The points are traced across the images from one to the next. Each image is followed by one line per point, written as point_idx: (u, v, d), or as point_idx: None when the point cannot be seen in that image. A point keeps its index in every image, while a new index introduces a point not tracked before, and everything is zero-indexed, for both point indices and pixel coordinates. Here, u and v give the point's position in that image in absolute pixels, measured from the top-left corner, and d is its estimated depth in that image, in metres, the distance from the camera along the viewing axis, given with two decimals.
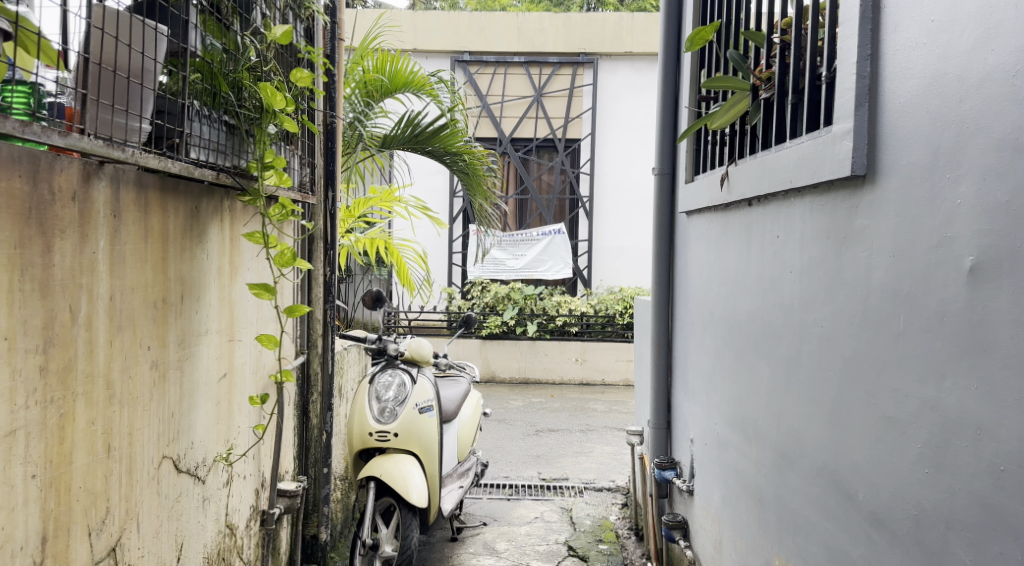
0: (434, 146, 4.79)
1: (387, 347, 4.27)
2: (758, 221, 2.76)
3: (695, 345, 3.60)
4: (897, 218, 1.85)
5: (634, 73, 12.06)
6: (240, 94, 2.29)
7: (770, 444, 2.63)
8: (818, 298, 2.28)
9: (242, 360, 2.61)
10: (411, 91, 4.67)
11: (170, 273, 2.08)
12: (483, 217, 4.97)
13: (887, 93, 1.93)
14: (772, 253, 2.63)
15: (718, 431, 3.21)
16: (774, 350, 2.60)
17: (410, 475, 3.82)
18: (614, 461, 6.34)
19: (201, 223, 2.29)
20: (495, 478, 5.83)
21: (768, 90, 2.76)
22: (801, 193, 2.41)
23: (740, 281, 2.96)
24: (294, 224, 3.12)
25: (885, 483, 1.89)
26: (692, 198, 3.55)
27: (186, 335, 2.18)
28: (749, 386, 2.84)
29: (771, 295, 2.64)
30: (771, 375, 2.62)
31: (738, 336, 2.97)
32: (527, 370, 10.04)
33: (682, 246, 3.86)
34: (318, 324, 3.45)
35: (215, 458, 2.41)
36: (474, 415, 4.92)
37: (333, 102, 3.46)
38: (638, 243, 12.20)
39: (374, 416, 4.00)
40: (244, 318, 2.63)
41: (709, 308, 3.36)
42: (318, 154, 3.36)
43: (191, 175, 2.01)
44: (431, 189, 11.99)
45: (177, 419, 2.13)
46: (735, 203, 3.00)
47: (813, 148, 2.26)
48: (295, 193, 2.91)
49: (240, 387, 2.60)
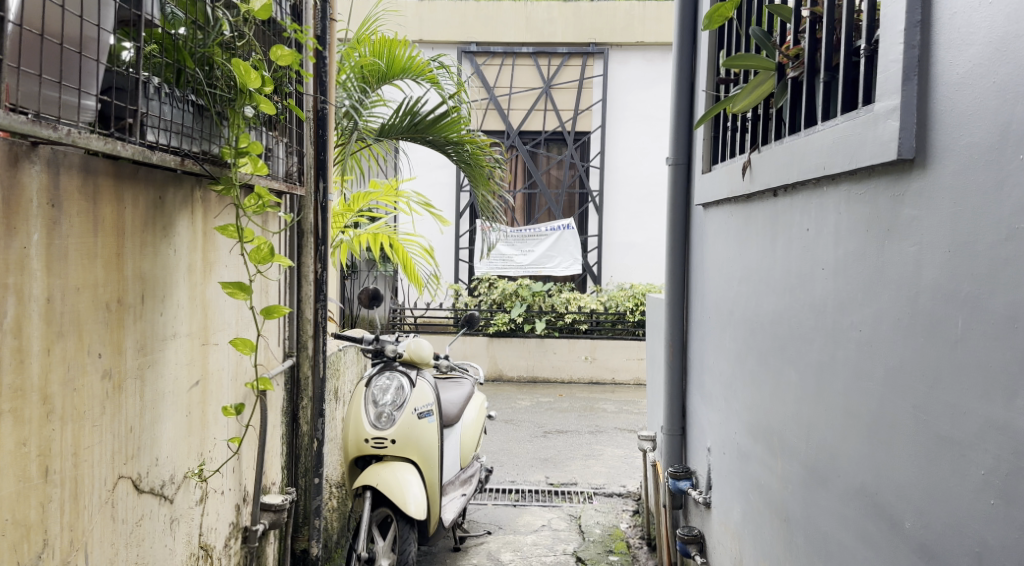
0: (435, 136, 4.53)
1: (384, 349, 3.99)
2: (785, 213, 2.52)
3: (712, 347, 3.35)
4: (955, 207, 1.60)
5: (646, 64, 11.79)
6: (210, 72, 2.07)
7: (798, 459, 2.39)
8: (856, 298, 2.03)
9: (217, 366, 2.39)
10: (410, 76, 4.45)
11: (128, 270, 1.86)
12: (487, 212, 4.67)
13: (942, 64, 1.67)
14: (801, 249, 2.38)
15: (738, 442, 2.97)
16: (803, 355, 2.35)
17: (408, 484, 3.60)
18: (625, 465, 6.10)
19: (167, 215, 2.06)
20: (501, 483, 5.60)
21: (796, 69, 2.51)
22: (835, 181, 2.16)
23: (763, 278, 2.71)
24: (278, 218, 2.91)
25: (938, 513, 1.64)
26: (710, 189, 3.30)
27: (147, 339, 1.96)
28: (774, 395, 2.60)
29: (800, 295, 2.39)
30: (800, 383, 2.38)
31: (761, 339, 2.73)
32: (535, 368, 9.82)
33: (698, 241, 3.61)
34: (308, 324, 3.22)
35: (185, 474, 2.19)
36: (478, 418, 4.69)
37: (324, 87, 3.22)
38: (649, 238, 11.93)
39: (371, 421, 3.77)
40: (219, 321, 2.41)
41: (728, 308, 3.12)
42: (308, 143, 3.14)
43: (149, 161, 1.77)
44: (436, 184, 11.76)
45: (137, 434, 1.91)
46: (758, 193, 2.76)
47: (851, 131, 2.00)
48: (278, 182, 2.70)
49: (215, 395, 2.38)
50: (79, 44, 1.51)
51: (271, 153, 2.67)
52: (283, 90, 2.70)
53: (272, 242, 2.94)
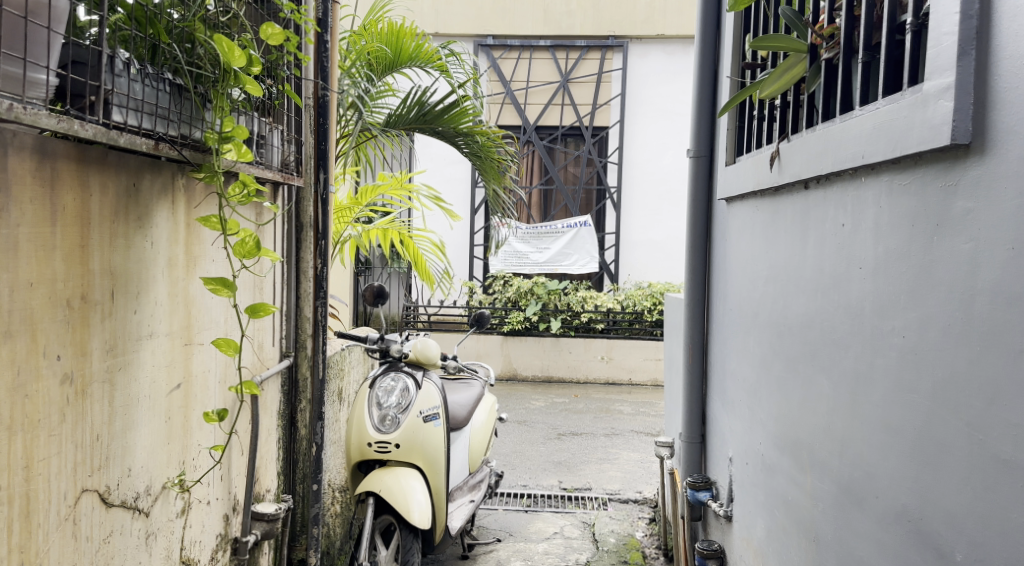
0: (444, 126, 4.34)
1: (390, 348, 3.79)
2: (818, 207, 2.31)
3: (735, 350, 3.15)
4: (1019, 198, 1.39)
5: (666, 58, 11.53)
6: (192, 50, 1.92)
7: (830, 475, 2.19)
8: (898, 301, 1.82)
9: (201, 367, 2.24)
10: (418, 64, 4.25)
11: (94, 265, 1.69)
12: (498, 207, 4.54)
13: (1006, 35, 1.44)
14: (835, 246, 2.18)
15: (763, 453, 2.76)
16: (836, 363, 2.15)
17: (412, 491, 3.43)
18: (641, 470, 5.89)
19: (143, 204, 1.91)
20: (513, 487, 5.43)
21: (830, 50, 2.30)
22: (875, 171, 1.94)
23: (792, 277, 2.50)
24: (268, 209, 2.75)
25: (995, 546, 1.43)
26: (734, 182, 3.10)
27: (117, 339, 1.79)
28: (802, 404, 2.40)
29: (834, 297, 2.18)
30: (831, 393, 2.18)
31: (789, 344, 2.52)
32: (550, 368, 9.64)
33: (720, 238, 3.41)
34: (307, 322, 3.06)
35: (163, 484, 2.03)
36: (488, 421, 4.51)
37: (326, 72, 3.04)
38: (668, 236, 11.68)
39: (374, 424, 3.59)
40: (205, 319, 2.26)
41: (752, 309, 2.91)
42: (307, 131, 2.98)
43: (115, 144, 1.62)
44: (451, 180, 11.60)
45: (105, 443, 1.75)
46: (787, 186, 2.55)
47: (893, 114, 1.80)
48: (270, 172, 2.54)
49: (199, 397, 2.23)
50: (24, 9, 1.36)
51: (263, 140, 2.51)
52: (277, 73, 2.53)
53: (266, 235, 2.78)
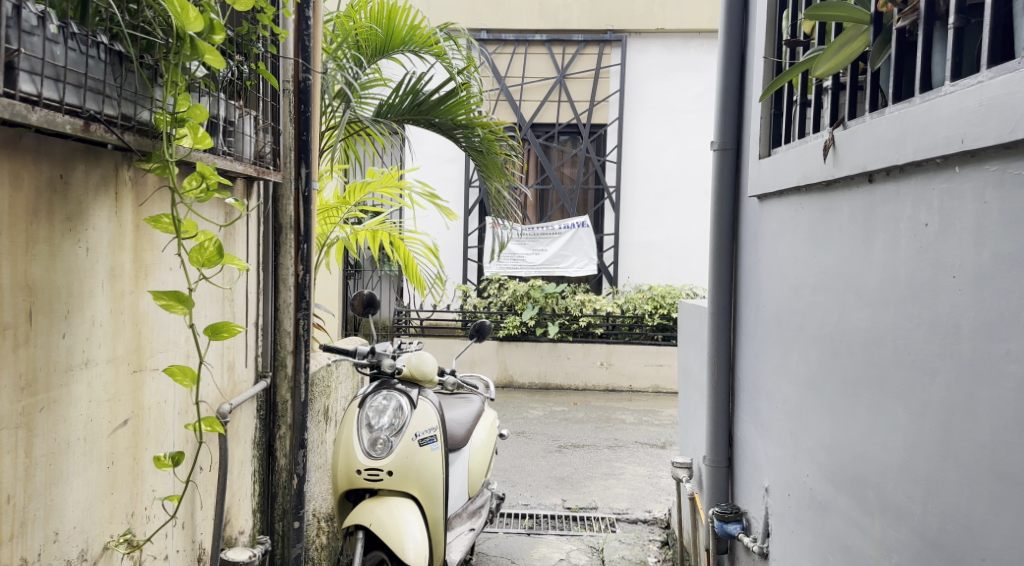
0: (440, 118, 3.96)
1: (381, 363, 3.35)
2: (890, 204, 1.95)
3: (770, 367, 2.80)
4: None
5: (666, 53, 11.20)
6: (137, 12, 1.55)
7: (908, 524, 1.84)
8: (1012, 319, 1.46)
9: (154, 398, 1.86)
10: (412, 49, 3.84)
11: (3, 278, 1.32)
12: (500, 207, 4.17)
13: None
14: (914, 250, 1.83)
15: (813, 488, 2.41)
16: (917, 390, 1.80)
17: (408, 524, 3.07)
18: (649, 487, 5.53)
19: (74, 200, 1.53)
20: (513, 507, 5.07)
21: (902, 21, 1.91)
22: (975, 158, 1.59)
23: (851, 287, 2.15)
24: (238, 209, 2.38)
25: None
26: (770, 177, 2.74)
27: (37, 372, 1.41)
28: (866, 436, 2.05)
29: (916, 310, 1.82)
30: (911, 427, 1.83)
31: (848, 363, 2.17)
32: (547, 375, 9.26)
33: (750, 240, 3.05)
34: (287, 338, 2.68)
35: (105, 545, 1.66)
36: (489, 439, 4.15)
37: (307, 53, 2.66)
38: (669, 237, 11.33)
39: (364, 449, 3.22)
40: (160, 340, 1.89)
41: (795, 322, 2.57)
42: (285, 118, 2.61)
43: (24, 122, 1.24)
44: (444, 179, 11.20)
45: (19, 506, 1.37)
46: (845, 181, 2.20)
47: (1011, 88, 1.45)
48: (241, 166, 2.18)
49: (152, 434, 1.85)
50: None
51: (231, 127, 2.15)
52: (250, 49, 2.18)
53: (237, 238, 2.41)
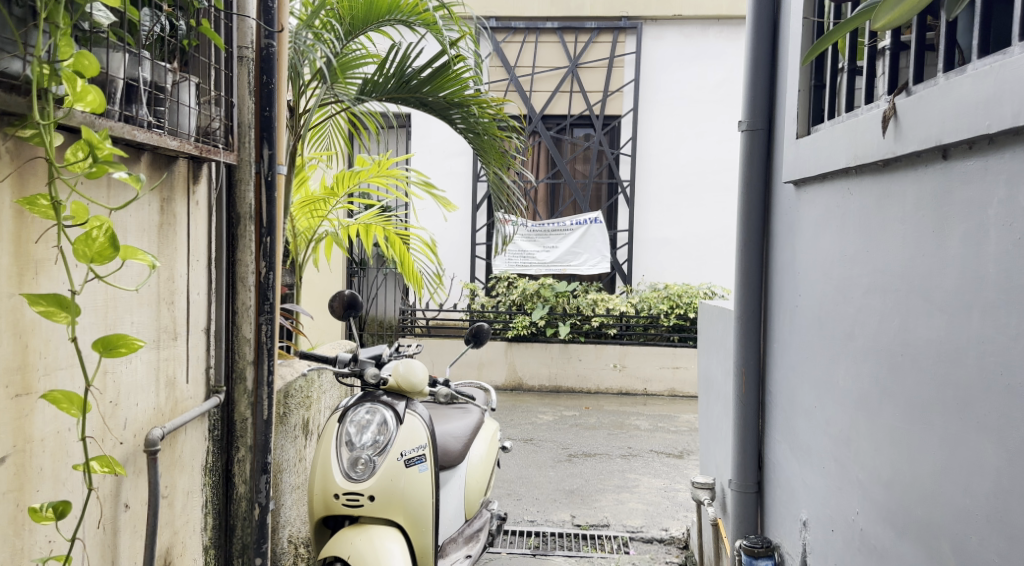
0: (432, 96, 3.57)
1: (364, 373, 2.99)
2: (975, 185, 1.54)
3: (810, 382, 2.40)
4: None
5: (683, 40, 10.77)
6: None
7: None
8: None
9: (49, 426, 1.49)
10: (399, 19, 3.41)
11: None
12: (502, 198, 3.83)
13: None
14: (1010, 241, 1.42)
15: (864, 529, 2.01)
16: (1013, 421, 1.39)
17: (390, 556, 2.68)
18: (666, 502, 5.13)
19: None
20: (519, 524, 4.69)
21: None
22: None
23: (919, 288, 1.74)
24: (179, 196, 2.02)
25: None
26: (810, 159, 2.35)
27: None
28: (939, 474, 1.65)
29: (1012, 318, 1.41)
30: (1004, 468, 1.42)
31: (914, 380, 1.77)
32: (558, 377, 8.86)
33: (785, 233, 2.65)
34: (247, 346, 2.32)
35: None
36: (489, 453, 3.75)
37: (271, 15, 2.32)
38: (686, 234, 10.89)
39: (343, 470, 2.84)
40: (59, 355, 1.52)
41: (843, 330, 2.16)
42: (241, 89, 2.23)
43: None
44: (452, 173, 10.86)
45: None
46: (911, 159, 1.79)
47: None
48: (179, 142, 1.81)
49: (47, 471, 1.48)
50: None
51: (162, 94, 1.78)
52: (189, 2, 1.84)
53: (181, 230, 2.04)
